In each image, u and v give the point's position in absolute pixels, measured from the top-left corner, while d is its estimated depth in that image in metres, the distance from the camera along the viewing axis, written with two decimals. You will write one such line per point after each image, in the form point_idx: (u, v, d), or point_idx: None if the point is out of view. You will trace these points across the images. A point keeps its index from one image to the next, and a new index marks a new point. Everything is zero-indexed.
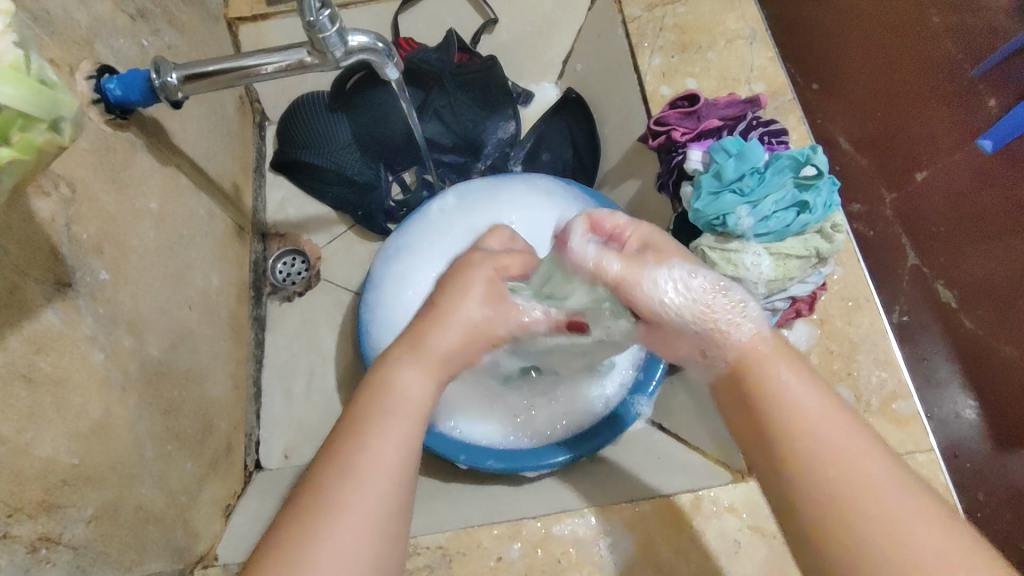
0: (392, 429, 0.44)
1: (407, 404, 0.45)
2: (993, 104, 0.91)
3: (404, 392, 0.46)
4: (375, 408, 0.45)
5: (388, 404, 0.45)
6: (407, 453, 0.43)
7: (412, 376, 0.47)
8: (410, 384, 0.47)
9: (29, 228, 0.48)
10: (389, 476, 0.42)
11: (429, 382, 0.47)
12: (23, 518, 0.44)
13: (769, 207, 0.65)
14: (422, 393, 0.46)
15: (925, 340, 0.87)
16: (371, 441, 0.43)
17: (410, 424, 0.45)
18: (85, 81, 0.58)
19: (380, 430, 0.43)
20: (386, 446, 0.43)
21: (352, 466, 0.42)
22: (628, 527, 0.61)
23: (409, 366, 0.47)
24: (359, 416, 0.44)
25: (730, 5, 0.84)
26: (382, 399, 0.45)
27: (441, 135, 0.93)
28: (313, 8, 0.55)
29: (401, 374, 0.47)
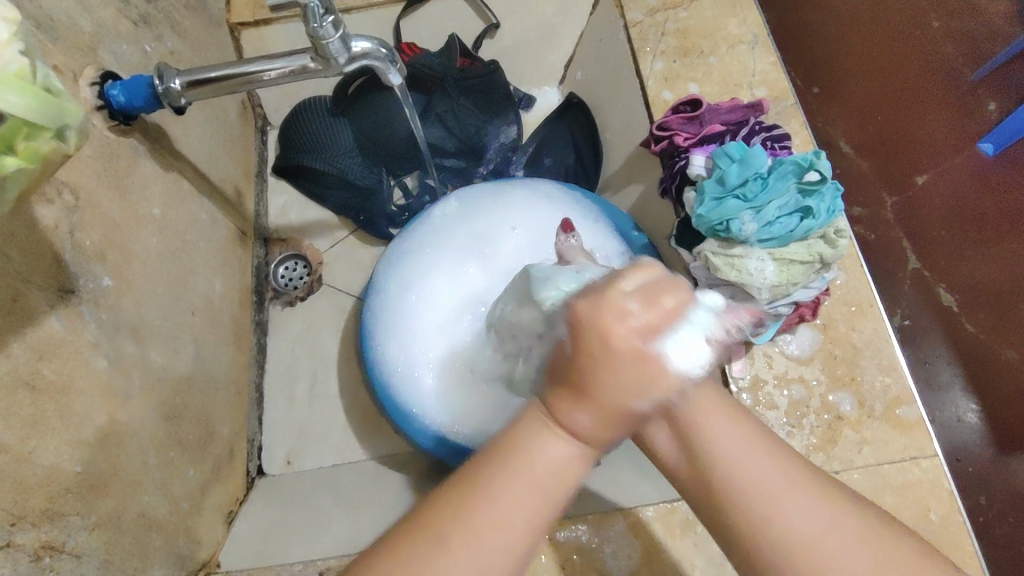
0: (511, 503, 0.37)
1: (548, 481, 0.37)
2: (993, 108, 0.91)
3: (545, 466, 0.38)
4: (501, 477, 0.37)
5: (516, 475, 0.37)
6: (528, 537, 0.37)
7: (559, 452, 0.38)
8: (550, 454, 0.38)
9: (33, 235, 0.48)
10: (509, 554, 0.37)
11: (573, 452, 0.38)
12: (26, 527, 0.44)
13: (773, 212, 0.64)
14: (562, 466, 0.38)
15: (926, 345, 0.86)
16: (492, 519, 0.36)
17: (542, 499, 0.37)
18: (88, 87, 0.58)
19: (499, 509, 0.37)
20: (510, 522, 0.37)
21: (463, 532, 0.36)
22: (632, 533, 0.61)
23: (549, 432, 0.38)
24: (485, 481, 0.37)
25: (732, 10, 0.84)
26: (513, 468, 0.38)
27: (443, 140, 0.93)
28: (317, 14, 0.55)
29: (545, 445, 0.38)
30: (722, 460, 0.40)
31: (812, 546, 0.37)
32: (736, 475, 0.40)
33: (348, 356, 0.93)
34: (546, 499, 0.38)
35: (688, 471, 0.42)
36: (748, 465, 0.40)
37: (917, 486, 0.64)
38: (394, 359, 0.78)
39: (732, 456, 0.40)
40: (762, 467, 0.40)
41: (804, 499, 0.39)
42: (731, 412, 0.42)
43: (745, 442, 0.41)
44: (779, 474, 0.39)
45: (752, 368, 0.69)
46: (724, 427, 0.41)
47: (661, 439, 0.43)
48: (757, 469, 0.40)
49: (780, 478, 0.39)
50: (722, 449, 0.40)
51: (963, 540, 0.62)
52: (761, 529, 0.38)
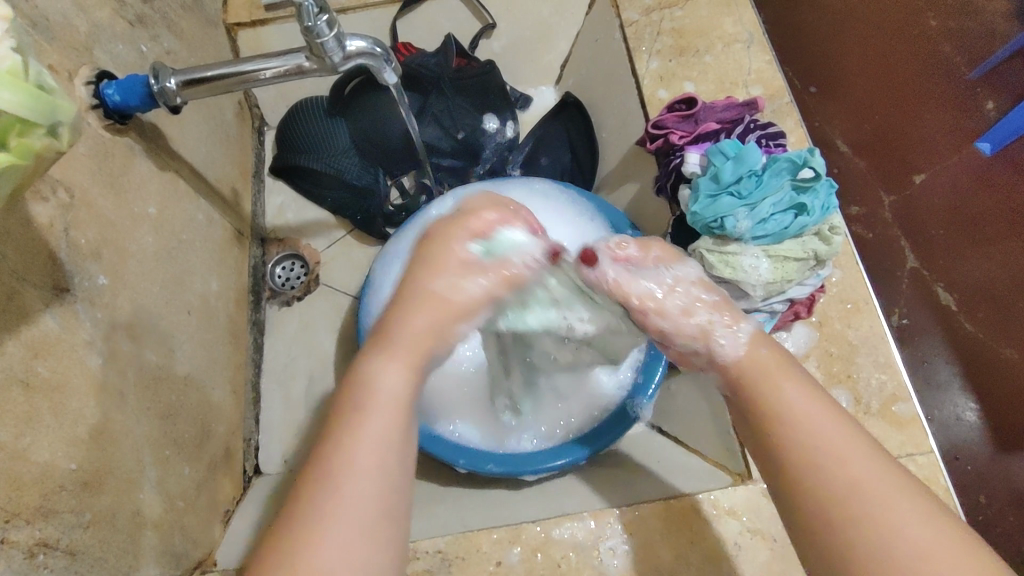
0: (371, 431, 0.43)
1: (386, 406, 0.44)
2: (992, 106, 0.93)
3: (384, 391, 0.45)
4: (355, 411, 0.44)
5: (367, 404, 0.44)
6: (390, 455, 0.43)
7: (394, 377, 0.45)
8: (388, 378, 0.45)
9: (28, 233, 0.48)
10: (377, 476, 0.42)
11: (407, 377, 0.46)
12: (20, 524, 0.44)
13: (767, 209, 0.65)
14: (398, 388, 0.45)
15: (927, 344, 0.86)
16: (354, 451, 0.42)
17: (393, 429, 0.44)
18: (83, 87, 0.58)
19: (362, 436, 0.43)
20: (368, 449, 0.42)
21: (341, 465, 0.42)
22: (628, 531, 0.61)
23: (382, 358, 0.46)
24: (344, 422, 0.44)
25: (727, 9, 0.84)
26: (356, 395, 0.45)
27: (440, 140, 0.93)
28: (311, 13, 0.56)
29: (380, 369, 0.45)
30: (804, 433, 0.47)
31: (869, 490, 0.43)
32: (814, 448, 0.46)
33: (346, 356, 0.93)
34: (394, 419, 0.44)
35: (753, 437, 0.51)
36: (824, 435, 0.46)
37: None
38: None
39: (824, 433, 0.46)
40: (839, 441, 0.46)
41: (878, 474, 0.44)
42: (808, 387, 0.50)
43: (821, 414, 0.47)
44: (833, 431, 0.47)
45: None
46: (796, 395, 0.49)
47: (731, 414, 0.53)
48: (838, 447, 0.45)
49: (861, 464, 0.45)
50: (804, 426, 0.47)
51: None
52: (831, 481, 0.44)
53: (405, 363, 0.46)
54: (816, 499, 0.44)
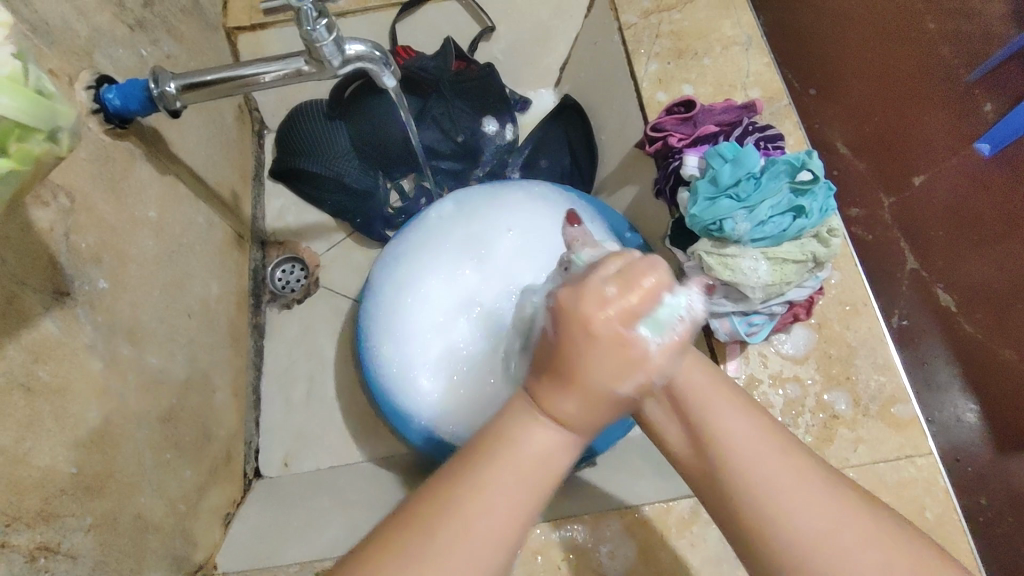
0: (502, 482, 0.39)
1: (530, 468, 0.39)
2: (989, 108, 0.88)
3: (529, 455, 0.39)
4: (491, 461, 0.39)
5: (504, 457, 0.39)
6: (523, 510, 0.39)
7: (542, 444, 0.39)
8: (534, 441, 0.39)
9: (27, 238, 0.48)
10: (507, 523, 0.38)
11: (558, 439, 0.40)
12: (21, 528, 0.44)
13: (765, 211, 0.65)
14: (545, 452, 0.39)
15: (925, 345, 0.88)
16: (488, 504, 0.38)
17: (532, 486, 0.39)
18: (83, 91, 0.59)
19: (496, 481, 0.39)
20: (503, 501, 0.38)
21: (463, 510, 0.38)
22: (628, 533, 0.61)
23: (532, 416, 0.40)
24: (474, 464, 0.39)
25: (725, 12, 0.84)
26: (496, 447, 0.40)
27: (440, 142, 0.93)
28: (310, 17, 0.56)
29: (527, 427, 0.40)
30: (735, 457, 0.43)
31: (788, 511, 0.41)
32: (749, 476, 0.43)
33: (346, 358, 0.93)
34: (529, 480, 0.39)
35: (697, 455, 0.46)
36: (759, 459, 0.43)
37: (912, 485, 0.64)
38: (389, 360, 0.79)
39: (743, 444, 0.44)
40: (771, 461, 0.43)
41: (819, 495, 0.42)
42: (741, 402, 0.46)
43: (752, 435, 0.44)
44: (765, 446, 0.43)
45: (747, 367, 0.70)
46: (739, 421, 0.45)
47: (668, 430, 0.47)
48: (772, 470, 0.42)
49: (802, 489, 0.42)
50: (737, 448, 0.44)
51: (957, 538, 0.62)
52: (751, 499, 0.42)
53: (569, 434, 0.40)
54: (761, 536, 0.41)
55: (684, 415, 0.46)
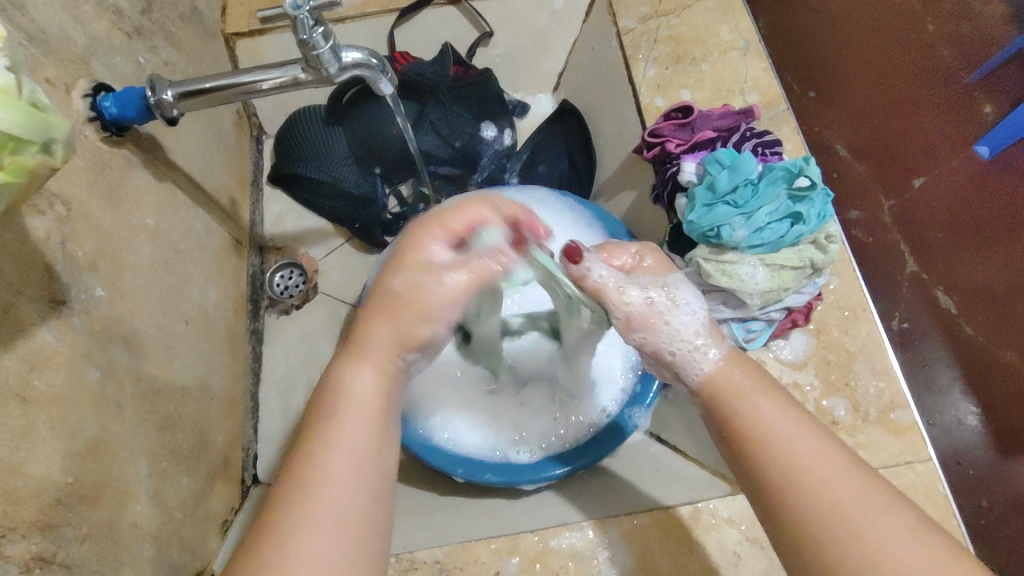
0: (343, 429, 0.42)
1: (360, 408, 0.43)
2: (990, 110, 0.91)
3: (358, 393, 0.44)
4: (329, 414, 0.43)
5: (342, 405, 0.43)
6: (368, 446, 0.42)
7: (367, 379, 0.45)
8: (359, 383, 0.45)
9: (23, 246, 0.48)
10: (354, 461, 0.41)
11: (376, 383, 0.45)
12: (17, 538, 0.44)
13: (763, 218, 0.65)
14: (370, 387, 0.45)
15: (927, 347, 0.87)
16: (327, 447, 0.41)
17: (371, 416, 0.44)
18: (81, 99, 0.59)
19: (337, 433, 0.42)
20: (343, 455, 0.41)
21: (312, 468, 0.40)
22: (626, 541, 0.61)
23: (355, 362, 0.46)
24: (315, 427, 0.43)
25: (723, 17, 0.84)
26: (329, 402, 0.44)
27: (438, 147, 0.92)
28: (307, 25, 0.56)
29: (352, 372, 0.45)
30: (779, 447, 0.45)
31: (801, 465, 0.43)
32: (797, 465, 0.44)
33: None
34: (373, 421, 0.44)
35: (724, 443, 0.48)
36: (799, 442, 0.45)
37: (912, 491, 0.63)
38: None
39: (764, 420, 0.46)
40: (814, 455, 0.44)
41: (841, 466, 0.44)
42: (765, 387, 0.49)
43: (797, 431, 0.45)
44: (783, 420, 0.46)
45: None
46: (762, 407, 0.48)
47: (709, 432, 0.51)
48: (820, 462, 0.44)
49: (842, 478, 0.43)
50: (780, 436, 0.45)
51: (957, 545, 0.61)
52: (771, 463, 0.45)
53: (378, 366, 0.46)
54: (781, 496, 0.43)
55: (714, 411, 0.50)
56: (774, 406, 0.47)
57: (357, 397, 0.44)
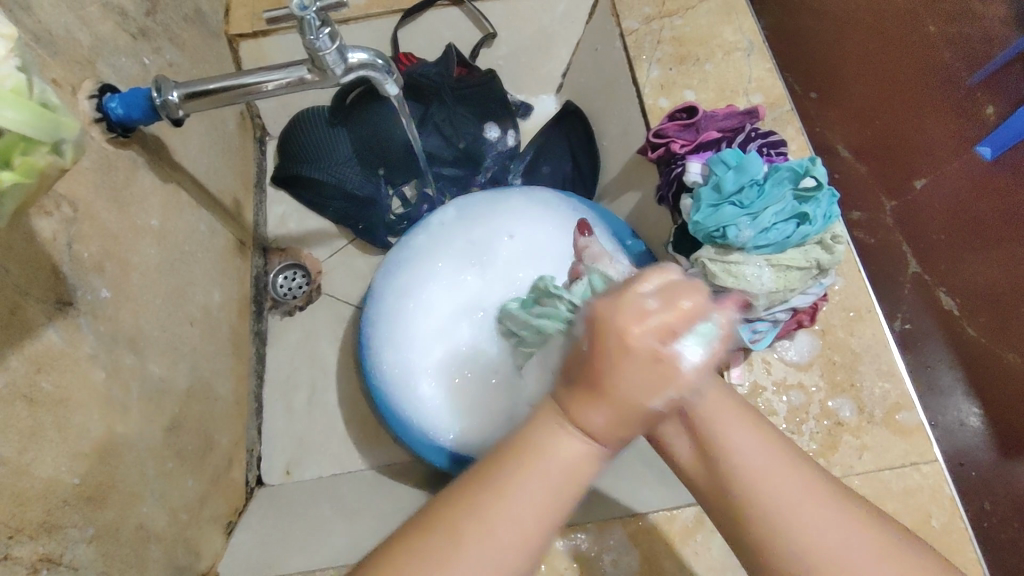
0: (528, 488, 0.39)
1: (560, 476, 0.40)
2: (991, 111, 0.91)
3: (558, 464, 0.39)
4: (515, 473, 0.40)
5: (528, 468, 0.40)
6: (551, 514, 0.40)
7: (574, 448, 0.40)
8: (566, 451, 0.40)
9: (30, 248, 0.48)
10: (521, 532, 0.39)
11: (585, 450, 0.40)
12: (24, 540, 0.44)
13: (769, 218, 0.65)
14: (577, 459, 0.40)
15: (928, 349, 0.87)
16: (513, 504, 0.39)
17: (559, 488, 0.40)
18: (87, 100, 0.59)
19: (520, 496, 0.39)
20: (519, 512, 0.39)
21: (481, 520, 0.39)
22: (631, 542, 0.61)
23: (561, 425, 0.40)
24: (503, 475, 0.40)
25: (727, 17, 0.84)
26: (520, 461, 0.40)
27: (442, 149, 0.93)
28: (313, 26, 0.56)
29: (552, 440, 0.40)
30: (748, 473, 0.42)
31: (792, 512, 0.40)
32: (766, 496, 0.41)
33: (349, 365, 0.93)
34: (563, 490, 0.40)
35: (707, 477, 0.44)
36: (779, 479, 0.41)
37: (918, 492, 0.63)
38: (391, 365, 0.78)
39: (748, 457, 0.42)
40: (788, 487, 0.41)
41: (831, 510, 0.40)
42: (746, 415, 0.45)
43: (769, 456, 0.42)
44: (766, 454, 0.42)
45: (751, 374, 0.69)
46: (744, 436, 0.43)
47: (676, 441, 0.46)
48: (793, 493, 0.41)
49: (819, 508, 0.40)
50: (749, 460, 0.42)
51: (963, 546, 0.61)
52: (759, 508, 0.41)
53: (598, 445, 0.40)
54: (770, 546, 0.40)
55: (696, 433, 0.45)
56: (753, 434, 0.44)
57: (549, 468, 0.39)
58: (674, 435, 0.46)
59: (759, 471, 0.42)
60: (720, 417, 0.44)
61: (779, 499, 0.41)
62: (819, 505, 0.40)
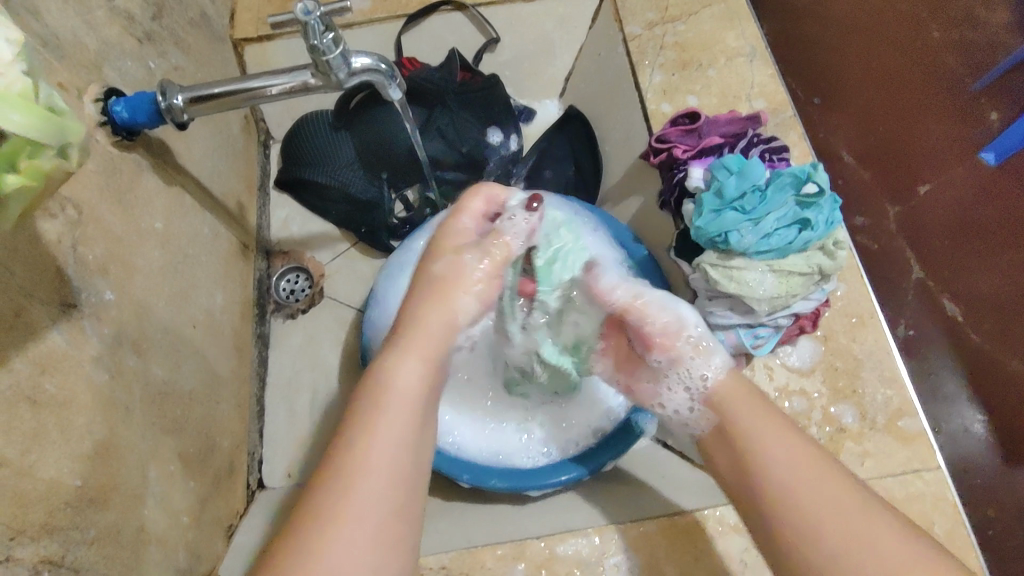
0: (383, 429, 0.48)
1: (405, 399, 0.50)
2: (995, 117, 0.89)
3: (401, 386, 0.51)
4: (375, 410, 0.49)
5: (385, 401, 0.49)
6: (402, 452, 0.48)
7: (410, 373, 0.51)
8: (403, 377, 0.51)
9: (36, 250, 0.49)
10: (387, 478, 0.46)
11: (423, 375, 0.52)
12: (26, 541, 0.44)
13: (771, 224, 0.65)
14: (412, 381, 0.51)
15: (933, 355, 0.87)
16: (371, 445, 0.47)
17: (406, 421, 0.49)
18: (92, 104, 0.59)
19: (377, 432, 0.48)
20: (379, 450, 0.47)
21: (354, 468, 0.46)
22: (633, 547, 0.61)
23: (400, 358, 0.52)
24: (349, 432, 0.48)
25: (730, 23, 0.85)
26: (375, 391, 0.50)
27: (444, 152, 0.93)
28: (318, 31, 0.56)
29: (395, 368, 0.51)
30: (779, 477, 0.50)
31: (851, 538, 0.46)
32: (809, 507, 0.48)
33: (349, 368, 0.93)
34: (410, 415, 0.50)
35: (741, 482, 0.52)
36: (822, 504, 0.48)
37: (921, 499, 0.63)
38: None
39: (778, 459, 0.51)
40: (818, 499, 0.48)
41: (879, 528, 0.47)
42: (781, 426, 0.53)
43: (793, 457, 0.51)
44: (821, 479, 0.49)
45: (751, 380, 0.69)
46: (778, 448, 0.51)
47: (714, 453, 0.56)
48: (831, 498, 0.48)
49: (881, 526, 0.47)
50: (783, 467, 0.50)
51: (967, 554, 0.61)
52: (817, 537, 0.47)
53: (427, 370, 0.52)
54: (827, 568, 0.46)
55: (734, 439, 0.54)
56: (783, 441, 0.52)
57: (398, 394, 0.50)
58: (714, 445, 0.56)
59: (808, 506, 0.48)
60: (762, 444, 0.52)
61: (831, 526, 0.47)
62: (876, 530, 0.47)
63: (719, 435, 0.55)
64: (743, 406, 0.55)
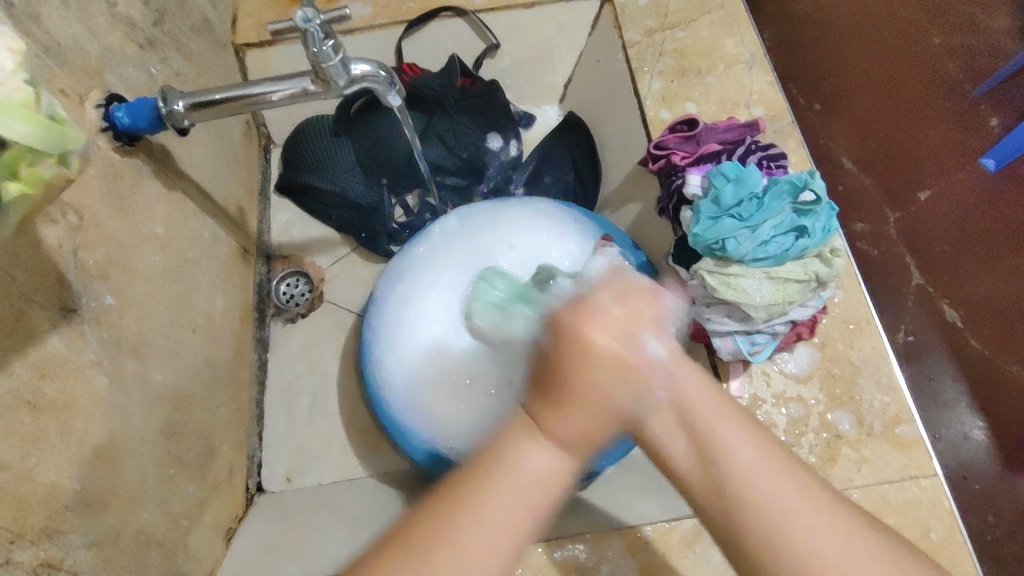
0: (500, 502, 0.40)
1: (528, 487, 0.40)
2: (995, 124, 0.91)
3: (532, 475, 0.41)
4: (491, 482, 0.40)
5: (507, 483, 0.40)
6: (517, 534, 0.40)
7: (539, 458, 0.41)
8: (536, 462, 0.41)
9: (37, 255, 0.49)
10: (483, 567, 0.39)
11: (556, 461, 0.41)
12: (25, 544, 0.44)
13: (768, 231, 0.65)
14: (546, 471, 0.41)
15: (933, 362, 0.88)
16: (482, 522, 0.39)
17: (524, 508, 0.40)
18: (94, 110, 0.59)
19: (493, 504, 0.40)
20: (491, 529, 0.39)
21: (461, 541, 0.39)
22: (630, 554, 0.61)
23: (534, 440, 0.41)
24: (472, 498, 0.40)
25: (728, 30, 0.85)
26: (499, 472, 0.40)
27: (444, 158, 0.94)
28: (317, 39, 0.57)
29: (526, 450, 0.41)
30: (736, 468, 0.42)
31: (802, 526, 0.40)
32: (759, 499, 0.41)
33: (348, 373, 0.93)
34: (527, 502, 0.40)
35: (703, 479, 0.43)
36: (764, 479, 0.42)
37: (918, 506, 0.63)
38: (395, 376, 0.79)
39: (735, 448, 0.43)
40: (779, 471, 0.42)
41: (818, 509, 0.41)
42: (744, 423, 0.44)
43: (753, 448, 0.43)
44: (763, 460, 0.42)
45: (751, 387, 0.69)
46: (732, 436, 0.43)
47: (669, 446, 0.45)
48: (775, 481, 0.42)
49: (797, 493, 0.41)
50: (741, 458, 0.42)
51: (964, 559, 0.61)
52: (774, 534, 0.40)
53: (557, 450, 0.41)
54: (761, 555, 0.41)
55: (688, 428, 0.44)
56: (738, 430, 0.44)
57: (524, 485, 0.40)
58: (664, 437, 0.45)
59: (758, 488, 0.41)
60: (722, 436, 0.43)
61: (782, 511, 0.41)
62: (824, 523, 0.41)
63: (672, 422, 0.45)
64: (695, 393, 0.45)
